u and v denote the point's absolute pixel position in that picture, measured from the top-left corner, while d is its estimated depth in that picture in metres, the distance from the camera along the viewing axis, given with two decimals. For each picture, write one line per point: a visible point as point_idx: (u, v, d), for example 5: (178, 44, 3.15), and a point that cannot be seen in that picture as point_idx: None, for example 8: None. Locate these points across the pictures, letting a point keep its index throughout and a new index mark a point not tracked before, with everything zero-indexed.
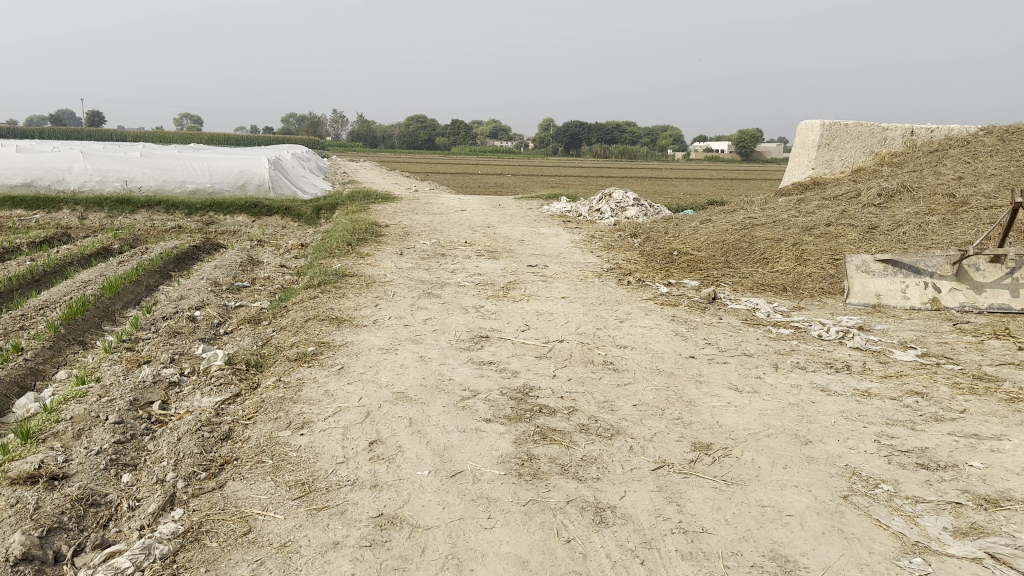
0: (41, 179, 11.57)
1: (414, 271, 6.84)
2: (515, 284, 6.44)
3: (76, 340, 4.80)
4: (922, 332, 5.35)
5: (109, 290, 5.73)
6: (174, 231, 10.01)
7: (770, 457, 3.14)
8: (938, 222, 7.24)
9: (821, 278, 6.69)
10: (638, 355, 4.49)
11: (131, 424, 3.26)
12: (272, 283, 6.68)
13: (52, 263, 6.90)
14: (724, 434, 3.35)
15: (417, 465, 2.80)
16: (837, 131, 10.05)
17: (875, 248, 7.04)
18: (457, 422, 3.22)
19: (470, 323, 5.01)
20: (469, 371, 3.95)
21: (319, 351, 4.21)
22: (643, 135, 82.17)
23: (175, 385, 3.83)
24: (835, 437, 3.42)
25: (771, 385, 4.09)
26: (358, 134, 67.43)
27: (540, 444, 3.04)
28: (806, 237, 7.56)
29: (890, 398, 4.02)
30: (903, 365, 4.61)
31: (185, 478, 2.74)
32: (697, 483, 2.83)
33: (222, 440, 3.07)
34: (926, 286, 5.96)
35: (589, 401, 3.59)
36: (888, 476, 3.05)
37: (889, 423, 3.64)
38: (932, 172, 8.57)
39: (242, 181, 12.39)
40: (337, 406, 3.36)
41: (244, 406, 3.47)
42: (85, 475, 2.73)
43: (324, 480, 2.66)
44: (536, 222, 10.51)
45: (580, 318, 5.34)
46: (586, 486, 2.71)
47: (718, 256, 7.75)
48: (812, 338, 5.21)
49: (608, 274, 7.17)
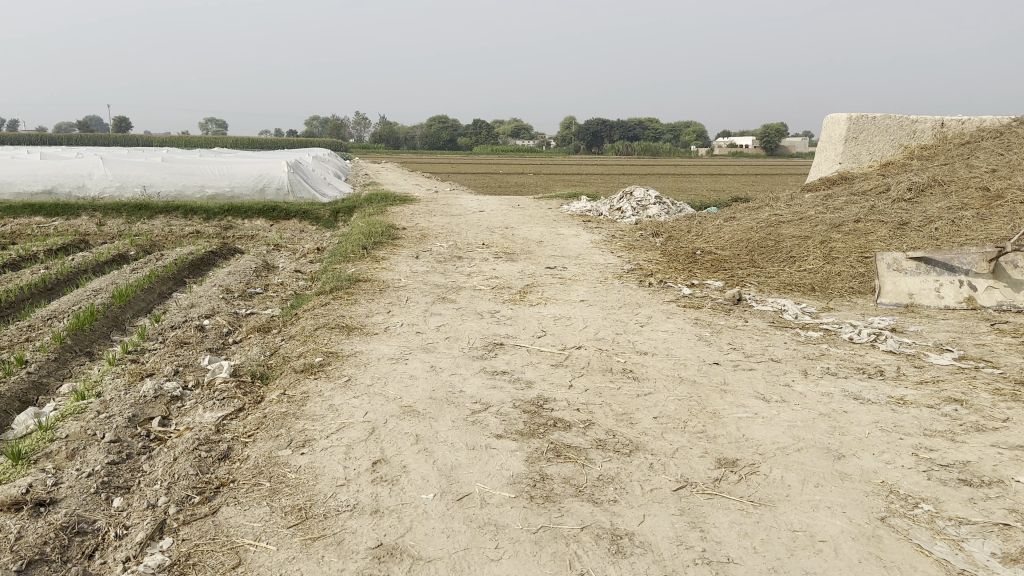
0: (62, 186, 11.56)
1: (430, 274, 6.70)
2: (532, 287, 6.28)
3: (83, 351, 4.70)
4: (958, 333, 5.10)
5: (119, 300, 5.62)
6: (192, 236, 9.97)
7: (801, 474, 2.94)
8: (972, 217, 6.96)
9: (851, 277, 6.43)
10: (659, 362, 4.28)
11: (127, 442, 3.13)
12: (286, 289, 6.56)
13: (65, 272, 6.83)
14: (750, 448, 3.15)
15: (422, 487, 2.63)
16: (864, 124, 9.76)
17: (907, 245, 6.77)
18: (466, 439, 3.05)
19: (485, 329, 4.84)
20: (482, 382, 3.77)
21: (326, 362, 4.07)
22: (666, 132, 81.26)
23: (177, 400, 3.71)
24: (870, 451, 3.21)
25: (800, 394, 3.88)
26: (380, 135, 67.59)
27: (554, 463, 2.86)
28: (835, 234, 7.30)
29: (927, 406, 3.79)
30: (940, 370, 4.37)
31: (178, 504, 2.60)
32: (723, 505, 2.63)
33: (220, 460, 2.94)
34: (962, 284, 5.70)
35: (607, 413, 3.41)
36: (928, 494, 2.83)
37: (928, 435, 3.41)
38: (964, 165, 8.27)
39: (260, 184, 12.27)
40: (341, 422, 3.21)
41: (245, 422, 3.34)
42: (73, 500, 2.60)
43: (323, 505, 2.51)
44: (555, 222, 10.32)
45: (599, 323, 5.15)
46: (602, 510, 2.53)
47: (743, 254, 7.52)
48: (843, 341, 4.97)
49: (629, 275, 6.97)
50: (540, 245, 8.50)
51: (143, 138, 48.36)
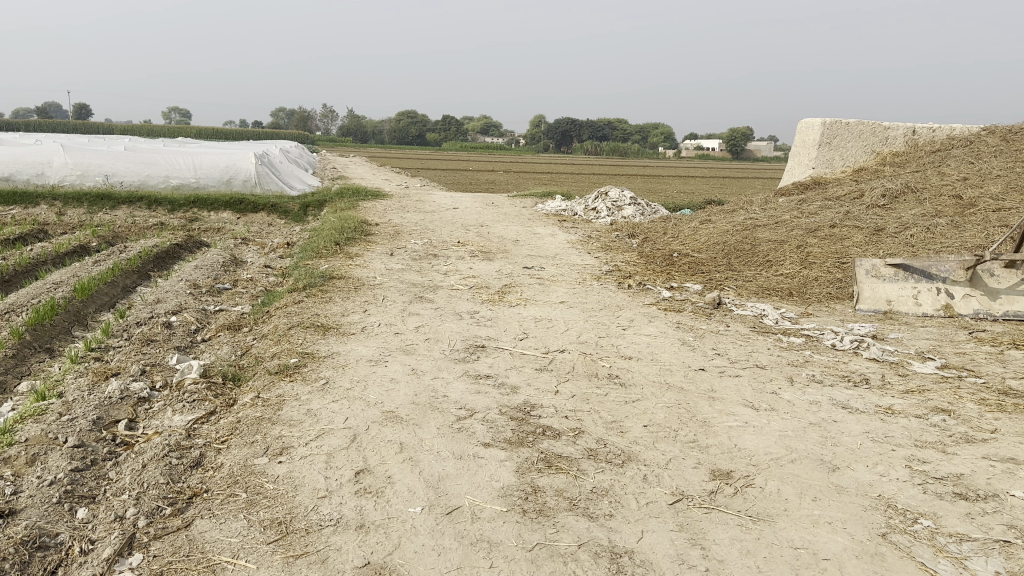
0: (20, 173, 11.14)
1: (405, 272, 6.54)
2: (510, 287, 6.16)
3: (43, 348, 4.49)
4: (938, 341, 5.08)
5: (81, 293, 5.38)
6: (156, 228, 9.67)
7: (797, 487, 2.86)
8: (947, 225, 6.99)
9: (829, 283, 6.41)
10: (645, 367, 4.19)
11: (92, 447, 2.95)
12: (256, 285, 6.36)
13: (23, 263, 6.55)
14: (744, 459, 3.06)
15: (409, 500, 2.50)
16: (838, 130, 9.79)
17: (883, 251, 6.77)
18: (453, 447, 2.92)
19: (465, 331, 4.70)
20: (465, 386, 3.64)
21: (302, 363, 3.90)
22: (635, 133, 81.60)
23: (144, 402, 3.52)
24: (863, 463, 3.14)
25: (788, 402, 3.81)
26: (348, 128, 66.91)
27: (545, 474, 2.74)
28: (811, 239, 7.29)
29: (915, 416, 3.74)
30: (924, 379, 4.34)
31: (148, 516, 2.44)
32: (721, 520, 2.54)
33: (191, 468, 2.77)
34: (939, 291, 5.69)
35: (597, 421, 3.30)
36: (926, 509, 2.76)
37: (919, 446, 3.36)
38: (935, 172, 8.32)
39: (227, 176, 12.01)
40: (321, 428, 3.06)
41: (218, 426, 3.17)
42: (34, 511, 2.43)
43: (304, 519, 2.37)
44: (530, 221, 10.18)
45: (581, 326, 5.04)
46: (598, 525, 2.43)
47: (721, 257, 7.49)
48: (825, 347, 4.93)
49: (608, 276, 6.90)
50: (515, 244, 8.38)
51: (103, 126, 47.17)
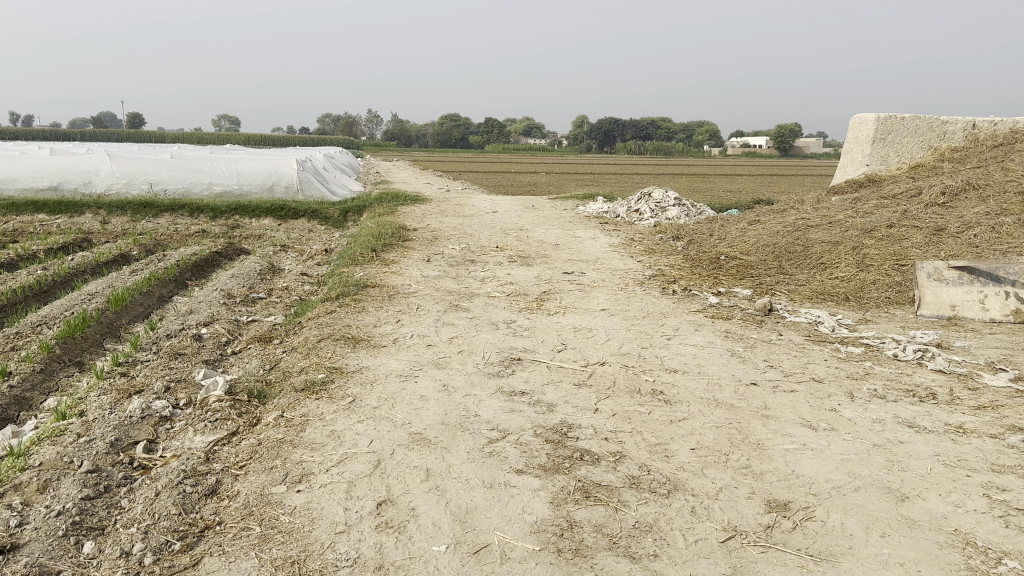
0: (68, 183, 11.27)
1: (441, 280, 6.35)
2: (550, 294, 5.94)
3: (73, 361, 4.40)
4: (1009, 349, 4.71)
5: (114, 305, 5.31)
6: (197, 236, 9.65)
7: (862, 520, 2.58)
8: (1013, 224, 6.56)
9: (887, 286, 6.05)
10: (692, 382, 3.93)
11: (107, 472, 2.81)
12: (290, 294, 6.24)
13: (61, 273, 6.53)
14: (802, 488, 2.79)
15: (433, 537, 2.30)
16: (893, 125, 9.35)
17: (945, 252, 6.38)
18: (483, 474, 2.72)
19: (501, 343, 4.48)
20: (498, 405, 3.42)
21: (329, 379, 3.73)
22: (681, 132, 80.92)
23: (165, 422, 3.38)
24: (935, 491, 2.84)
25: (849, 421, 3.51)
26: (392, 132, 67.67)
27: (583, 506, 2.52)
28: (867, 240, 6.90)
29: (990, 436, 3.41)
30: (996, 393, 3.99)
31: (155, 552, 2.28)
32: (779, 561, 2.29)
33: (206, 496, 2.61)
34: (1008, 295, 5.31)
35: (640, 445, 3.06)
36: (1010, 546, 2.45)
37: (996, 470, 3.04)
38: (999, 168, 7.85)
39: (270, 182, 11.99)
40: (344, 452, 2.87)
41: (239, 449, 3.01)
42: (37, 546, 2.28)
43: (319, 558, 2.18)
44: (571, 224, 9.92)
45: (623, 336, 4.78)
46: (641, 569, 2.19)
47: (771, 260, 7.16)
48: (886, 358, 4.59)
49: (651, 282, 6.62)
50: (556, 248, 8.14)
51: (151, 134, 48.09)
